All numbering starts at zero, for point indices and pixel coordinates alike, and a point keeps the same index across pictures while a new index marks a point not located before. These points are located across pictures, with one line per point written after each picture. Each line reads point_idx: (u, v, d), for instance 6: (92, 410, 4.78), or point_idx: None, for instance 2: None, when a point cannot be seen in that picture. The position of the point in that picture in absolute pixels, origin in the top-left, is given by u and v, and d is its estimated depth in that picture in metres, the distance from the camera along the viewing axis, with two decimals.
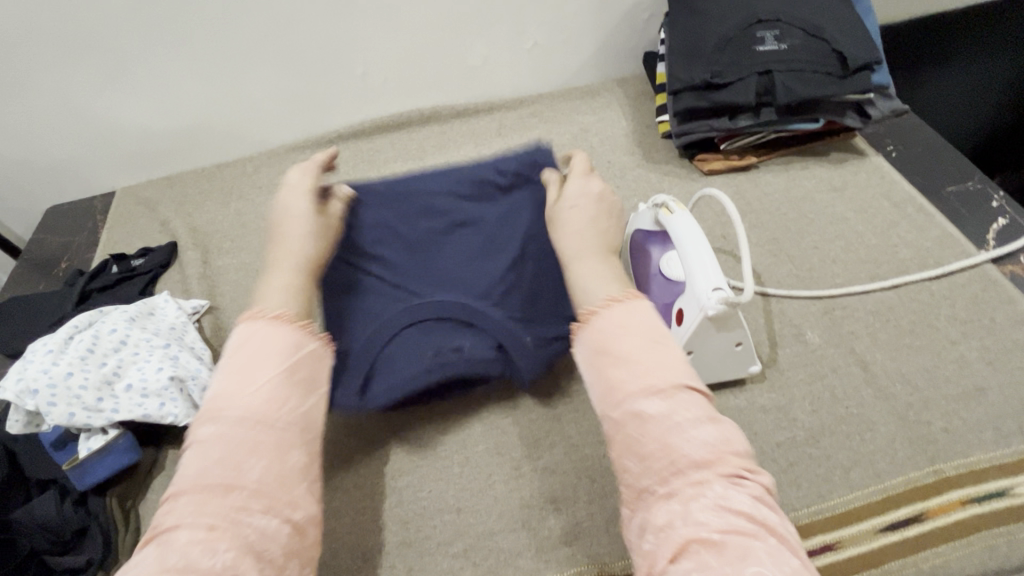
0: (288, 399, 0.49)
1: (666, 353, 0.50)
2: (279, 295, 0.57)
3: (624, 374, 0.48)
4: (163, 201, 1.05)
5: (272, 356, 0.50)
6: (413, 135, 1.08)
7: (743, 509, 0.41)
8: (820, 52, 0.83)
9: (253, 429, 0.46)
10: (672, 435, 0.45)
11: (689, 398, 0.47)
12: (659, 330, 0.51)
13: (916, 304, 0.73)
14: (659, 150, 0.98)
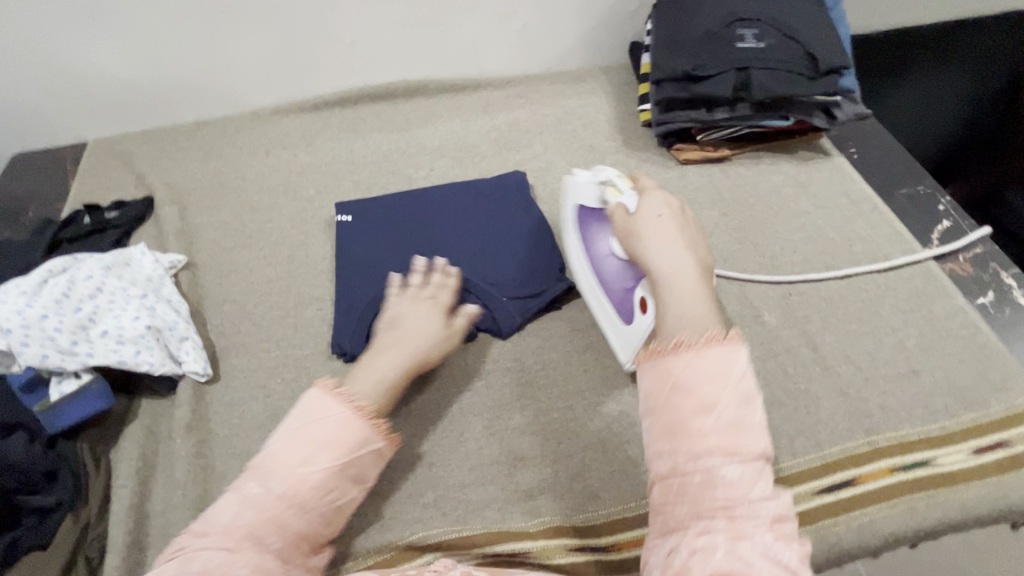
0: (332, 490, 0.52)
1: (753, 414, 0.44)
2: (368, 384, 0.59)
3: (702, 417, 0.43)
4: (139, 156, 1.03)
5: (340, 445, 0.52)
6: (400, 106, 1.09)
7: (791, 566, 0.39)
8: (794, 53, 0.87)
9: (290, 510, 0.50)
10: (730, 493, 0.41)
11: (761, 456, 0.43)
12: (749, 384, 0.45)
13: (864, 294, 0.79)
14: (639, 138, 1.02)
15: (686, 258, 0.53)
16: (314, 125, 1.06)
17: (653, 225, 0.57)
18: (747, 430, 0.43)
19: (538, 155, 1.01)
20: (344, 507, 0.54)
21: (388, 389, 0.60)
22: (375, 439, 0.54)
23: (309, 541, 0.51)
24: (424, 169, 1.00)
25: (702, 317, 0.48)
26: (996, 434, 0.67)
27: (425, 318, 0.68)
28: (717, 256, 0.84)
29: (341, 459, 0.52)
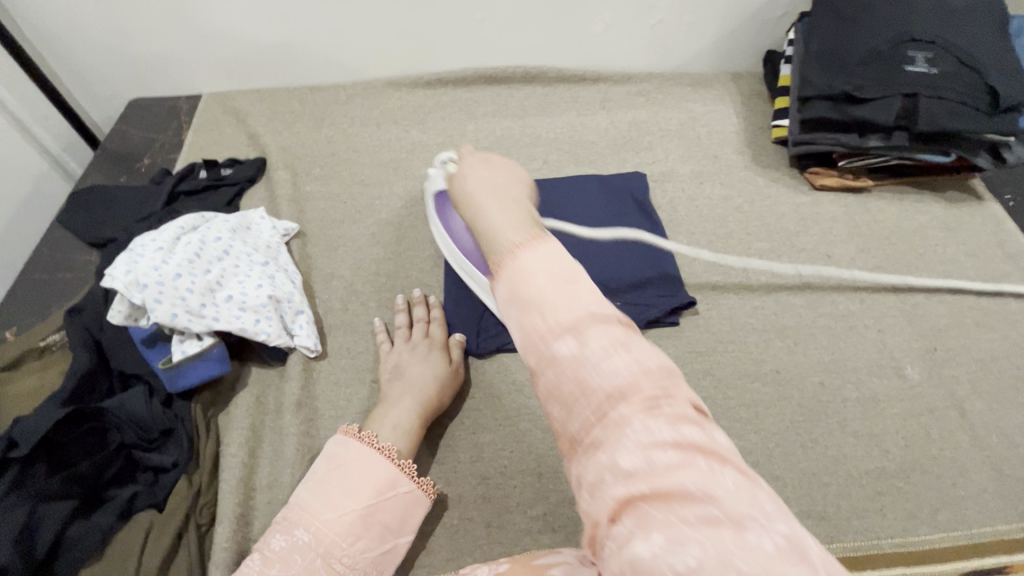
0: (358, 537, 0.54)
1: (580, 290, 0.37)
2: (387, 432, 0.60)
3: (536, 315, 0.36)
4: (252, 115, 1.02)
5: (361, 487, 0.55)
6: (515, 92, 1.05)
7: (668, 435, 0.31)
8: (971, 84, 0.79)
9: (315, 559, 0.52)
10: (605, 384, 0.33)
11: (612, 325, 0.35)
12: (570, 265, 0.38)
13: (1022, 361, 0.72)
14: (769, 154, 0.95)
15: (491, 185, 0.47)
16: (427, 102, 1.03)
17: (488, 178, 0.48)
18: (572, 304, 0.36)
19: (659, 160, 0.95)
20: (375, 563, 0.54)
21: (405, 433, 0.61)
22: (400, 482, 0.57)
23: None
24: (537, 161, 0.96)
25: (512, 225, 0.42)
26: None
27: (421, 362, 0.67)
28: (853, 295, 0.78)
29: (363, 502, 0.55)
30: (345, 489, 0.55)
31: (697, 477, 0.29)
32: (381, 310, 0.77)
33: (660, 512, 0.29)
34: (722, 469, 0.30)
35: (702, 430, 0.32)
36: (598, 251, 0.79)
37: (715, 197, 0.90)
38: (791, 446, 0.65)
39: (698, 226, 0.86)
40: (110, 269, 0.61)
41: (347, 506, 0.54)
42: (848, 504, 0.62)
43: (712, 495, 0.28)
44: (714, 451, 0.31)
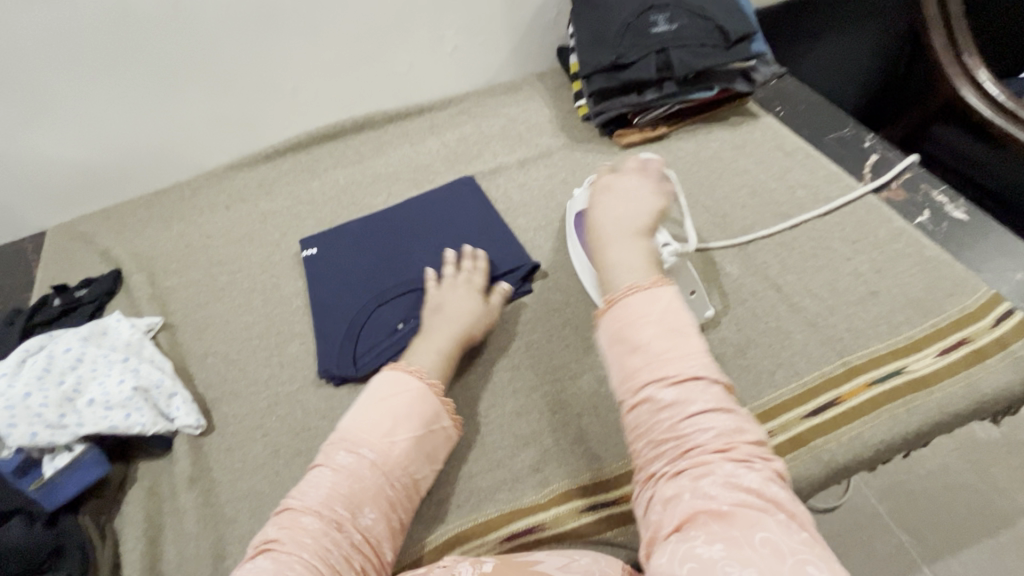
0: (413, 461, 0.60)
1: (686, 341, 0.56)
2: (429, 358, 0.69)
3: (641, 363, 0.56)
4: (101, 232, 1.04)
5: (415, 418, 0.61)
6: (350, 142, 1.13)
7: (751, 484, 0.47)
8: (705, 29, 0.94)
9: (381, 477, 0.58)
10: (693, 435, 0.51)
11: (717, 397, 0.53)
12: (685, 321, 0.58)
13: (815, 233, 0.84)
14: (581, 131, 1.07)
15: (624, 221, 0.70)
16: (271, 174, 1.09)
17: (615, 200, 0.71)
18: (687, 359, 0.55)
19: (488, 162, 1.04)
20: (419, 483, 0.61)
21: (445, 358, 0.70)
22: (445, 413, 0.64)
23: (396, 516, 0.58)
24: (383, 195, 1.03)
25: (638, 272, 0.63)
26: (960, 330, 0.71)
27: (461, 298, 0.75)
28: (673, 223, 0.88)
29: (410, 430, 0.61)
30: (406, 414, 0.61)
31: (778, 527, 0.43)
32: (258, 369, 0.80)
33: (721, 525, 0.44)
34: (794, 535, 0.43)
35: (780, 501, 0.47)
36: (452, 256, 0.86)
37: (542, 178, 0.99)
38: None
39: (534, 206, 0.95)
40: None
41: (404, 431, 0.60)
42: None
43: (778, 537, 0.42)
44: (781, 504, 0.46)
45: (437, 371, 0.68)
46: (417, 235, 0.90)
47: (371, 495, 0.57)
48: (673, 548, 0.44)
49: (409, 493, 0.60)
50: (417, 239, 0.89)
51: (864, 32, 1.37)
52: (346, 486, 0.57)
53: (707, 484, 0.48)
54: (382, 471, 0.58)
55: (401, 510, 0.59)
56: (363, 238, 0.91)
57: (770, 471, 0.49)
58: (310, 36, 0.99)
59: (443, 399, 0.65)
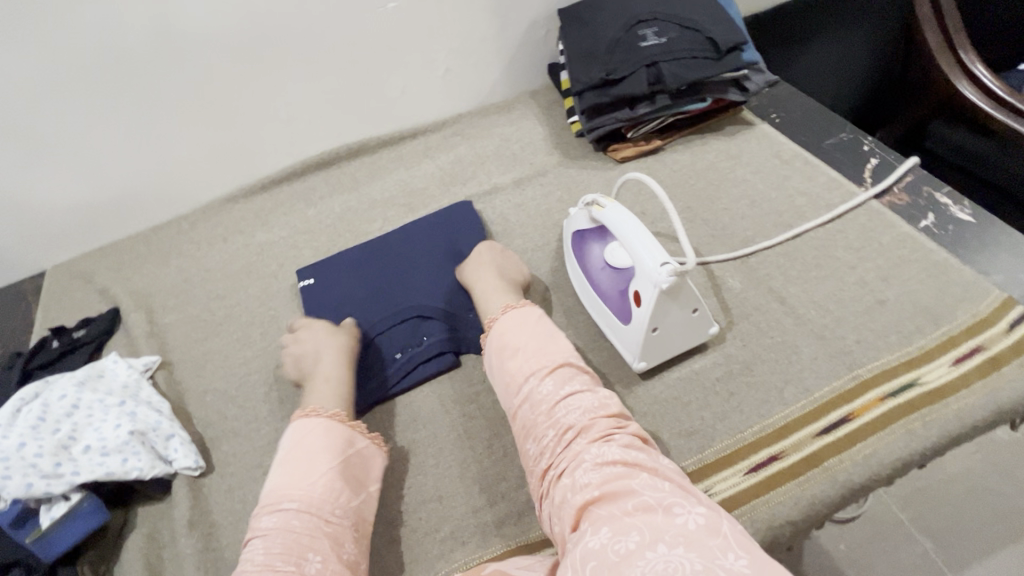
0: (341, 491, 0.60)
1: (552, 346, 0.65)
2: (322, 389, 0.69)
3: (519, 366, 0.64)
4: (98, 270, 1.04)
5: (326, 451, 0.61)
6: (345, 169, 1.12)
7: (618, 458, 0.52)
8: (694, 41, 0.93)
9: (312, 519, 0.57)
10: (573, 429, 0.57)
11: (580, 385, 0.61)
12: (550, 329, 0.68)
13: (818, 242, 0.82)
14: (576, 147, 1.06)
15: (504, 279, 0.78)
16: (267, 204, 1.09)
17: (486, 263, 0.80)
18: (556, 356, 0.64)
19: (484, 183, 1.04)
20: (359, 514, 0.61)
21: (343, 394, 0.70)
22: (360, 435, 0.65)
23: (347, 551, 0.57)
24: (379, 221, 1.02)
25: (509, 302, 0.74)
26: (976, 339, 0.69)
27: (320, 340, 0.75)
28: (672, 238, 0.87)
29: (330, 462, 0.61)
30: (316, 451, 0.61)
31: (642, 484, 0.49)
32: (258, 405, 0.79)
33: (604, 509, 0.47)
34: (660, 485, 0.48)
35: (647, 464, 0.52)
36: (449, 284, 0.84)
37: (538, 197, 0.98)
38: (651, 383, 0.71)
39: (531, 226, 0.94)
40: None
41: (320, 467, 0.60)
42: (711, 413, 0.68)
43: (646, 494, 0.47)
44: (648, 466, 0.52)
45: (338, 404, 0.68)
46: (412, 263, 0.89)
47: (307, 540, 0.55)
48: (574, 556, 0.45)
49: (351, 525, 0.59)
50: (411, 266, 0.88)
51: (858, 34, 1.36)
52: (280, 541, 0.55)
53: (588, 470, 0.52)
54: (311, 513, 0.57)
55: (345, 546, 0.57)
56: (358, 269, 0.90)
57: (636, 443, 0.55)
58: (300, 65, 0.99)
59: (354, 424, 0.66)
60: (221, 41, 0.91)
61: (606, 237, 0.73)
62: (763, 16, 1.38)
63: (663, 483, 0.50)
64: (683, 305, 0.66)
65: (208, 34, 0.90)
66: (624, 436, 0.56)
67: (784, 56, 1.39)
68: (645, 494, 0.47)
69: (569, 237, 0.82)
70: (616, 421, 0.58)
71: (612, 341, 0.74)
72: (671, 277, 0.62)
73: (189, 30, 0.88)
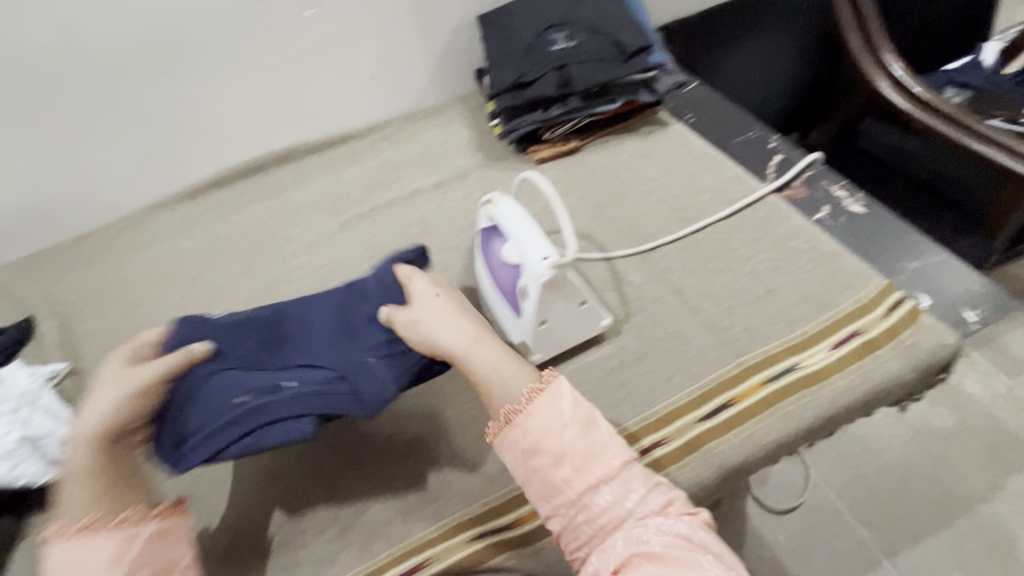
0: (119, 507, 0.54)
1: (599, 432, 0.57)
2: (99, 409, 0.55)
3: (565, 468, 0.55)
4: (17, 280, 1.03)
5: (87, 475, 0.54)
6: (272, 174, 1.13)
7: (683, 532, 0.51)
8: (602, 44, 0.96)
9: (93, 538, 0.52)
10: (628, 513, 0.53)
11: (631, 469, 0.56)
12: (590, 411, 0.59)
13: (717, 236, 0.85)
14: (498, 149, 1.08)
15: (465, 337, 0.62)
16: (192, 211, 1.09)
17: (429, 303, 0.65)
18: (607, 454, 0.56)
19: (407, 186, 1.05)
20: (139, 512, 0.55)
21: (116, 416, 0.56)
22: (133, 406, 0.57)
23: (131, 551, 0.52)
24: (301, 225, 1.03)
25: (521, 376, 0.61)
26: (850, 324, 0.71)
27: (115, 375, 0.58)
28: (581, 235, 0.89)
29: (84, 462, 0.55)
30: (78, 476, 0.54)
31: (709, 563, 0.48)
32: None
33: (656, 567, 0.48)
34: (732, 570, 0.48)
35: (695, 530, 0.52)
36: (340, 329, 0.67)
37: (457, 199, 1.00)
38: None
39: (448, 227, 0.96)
40: None
41: (86, 489, 0.54)
42: (600, 403, 0.69)
43: (713, 573, 0.47)
44: (718, 548, 0.51)
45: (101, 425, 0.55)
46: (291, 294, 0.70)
47: (86, 552, 0.51)
48: None
49: (125, 521, 0.53)
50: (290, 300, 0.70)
51: (781, 38, 1.42)
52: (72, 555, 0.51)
53: (644, 540, 0.51)
54: (90, 530, 0.52)
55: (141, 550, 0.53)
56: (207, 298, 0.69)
57: (695, 518, 0.54)
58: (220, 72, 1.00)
59: (112, 445, 0.56)
60: (133, 49, 0.92)
61: (500, 235, 0.74)
62: (700, 16, 1.36)
63: (722, 556, 0.50)
64: (570, 298, 0.68)
65: (119, 41, 0.91)
66: (672, 503, 0.55)
67: (718, 57, 1.40)
68: (719, 574, 0.47)
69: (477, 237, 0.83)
70: (668, 496, 0.55)
71: (509, 338, 0.75)
72: (549, 270, 0.65)
73: (98, 38, 0.89)
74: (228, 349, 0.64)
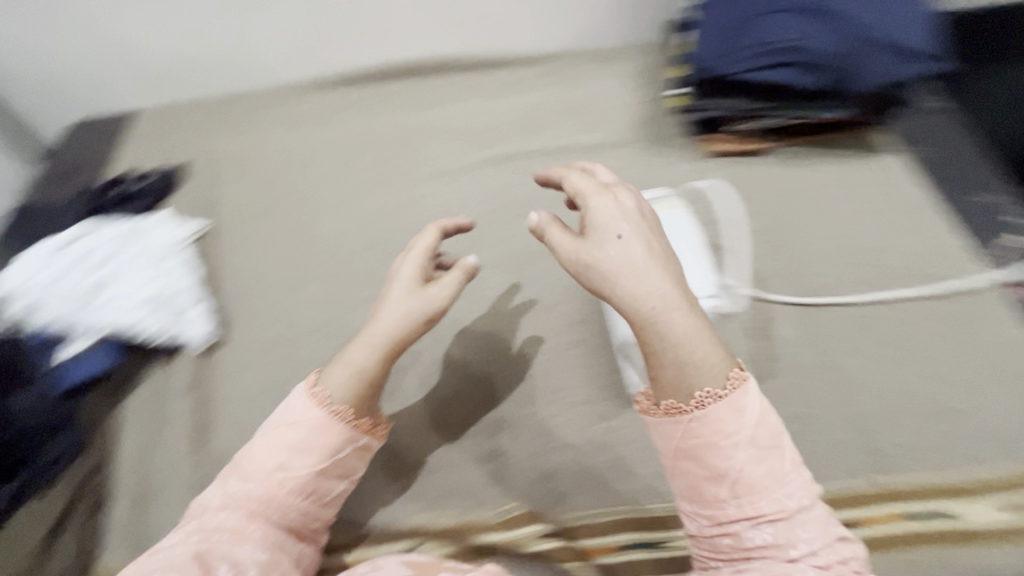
0: (308, 489, 0.55)
1: (779, 462, 0.46)
2: (342, 372, 0.58)
3: (726, 474, 0.45)
4: (176, 125, 1.07)
5: (314, 449, 0.55)
6: (424, 82, 1.05)
7: None
8: (847, 42, 0.75)
9: (270, 509, 0.53)
10: (770, 522, 0.44)
11: (816, 513, 0.45)
12: (776, 431, 0.47)
13: (901, 317, 0.71)
14: (669, 123, 0.94)
15: (627, 221, 0.51)
16: (339, 100, 1.05)
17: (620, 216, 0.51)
18: (784, 486, 0.45)
19: (558, 138, 0.95)
20: (348, 462, 0.58)
21: (360, 373, 0.58)
22: (351, 460, 0.58)
23: (291, 511, 0.54)
24: (440, 148, 0.96)
25: (686, 350, 0.47)
26: (966, 523, 0.60)
27: (392, 307, 0.60)
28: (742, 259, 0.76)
29: (371, 363, 0.58)
30: (320, 424, 0.56)
31: None
32: (274, 301, 0.81)
33: None
34: None
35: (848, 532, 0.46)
36: (890, 6, 0.75)
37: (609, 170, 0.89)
38: None
39: None
40: (7, 282, 0.72)
41: (325, 441, 0.55)
42: None
43: None
44: None
45: (406, 309, 0.59)
46: (840, 62, 0.75)
47: (232, 538, 0.50)
48: None
49: (362, 431, 0.58)
50: (827, 59, 0.75)
51: None
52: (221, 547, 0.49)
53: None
54: (246, 510, 0.52)
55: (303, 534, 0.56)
56: (778, 31, 0.77)
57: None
58: None
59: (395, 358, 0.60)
60: None
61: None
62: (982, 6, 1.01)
63: None
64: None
65: None
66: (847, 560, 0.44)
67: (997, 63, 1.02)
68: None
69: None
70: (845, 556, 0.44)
71: (617, 354, 0.71)
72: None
73: None
74: (762, 9, 0.79)
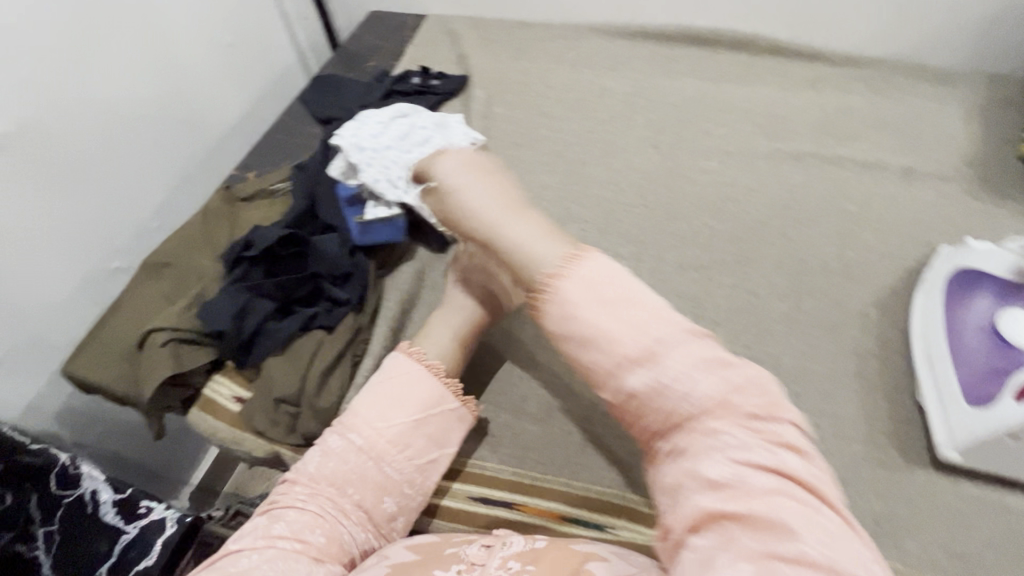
0: (405, 446, 0.60)
1: (654, 321, 0.42)
2: (439, 342, 0.66)
3: (617, 355, 0.42)
4: (463, 36, 1.10)
5: (412, 401, 0.61)
6: (719, 54, 0.98)
7: (768, 482, 0.38)
8: None
9: (367, 460, 0.58)
10: (681, 397, 0.41)
11: (732, 405, 0.40)
12: (632, 293, 0.43)
13: None
14: (1009, 172, 0.80)
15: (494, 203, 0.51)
16: (625, 52, 1.02)
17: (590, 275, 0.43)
18: (661, 337, 0.42)
19: (867, 150, 0.84)
20: (439, 426, 0.62)
21: (459, 344, 0.67)
22: (442, 422, 0.62)
23: (391, 467, 0.59)
24: (727, 126, 0.89)
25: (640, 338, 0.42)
26: None
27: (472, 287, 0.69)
28: None
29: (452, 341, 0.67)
30: (417, 381, 0.62)
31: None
32: None
33: (750, 535, 0.36)
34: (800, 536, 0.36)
35: (817, 469, 0.40)
36: None
37: (925, 202, 0.78)
38: (942, 482, 0.58)
39: (899, 228, 0.75)
40: (343, 130, 0.78)
41: (422, 395, 0.61)
42: (1001, 561, 0.54)
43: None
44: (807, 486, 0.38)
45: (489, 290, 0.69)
46: None
47: (320, 489, 0.56)
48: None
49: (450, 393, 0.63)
50: None
51: None
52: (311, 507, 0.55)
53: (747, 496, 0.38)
54: (351, 467, 0.58)
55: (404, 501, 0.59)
56: None
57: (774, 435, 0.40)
58: None
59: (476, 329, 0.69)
60: None
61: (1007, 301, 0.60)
62: None
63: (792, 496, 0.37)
64: None
65: None
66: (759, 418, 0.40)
67: None
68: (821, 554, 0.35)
69: (947, 270, 0.66)
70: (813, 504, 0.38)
71: (924, 403, 0.61)
72: None
73: None
74: None
